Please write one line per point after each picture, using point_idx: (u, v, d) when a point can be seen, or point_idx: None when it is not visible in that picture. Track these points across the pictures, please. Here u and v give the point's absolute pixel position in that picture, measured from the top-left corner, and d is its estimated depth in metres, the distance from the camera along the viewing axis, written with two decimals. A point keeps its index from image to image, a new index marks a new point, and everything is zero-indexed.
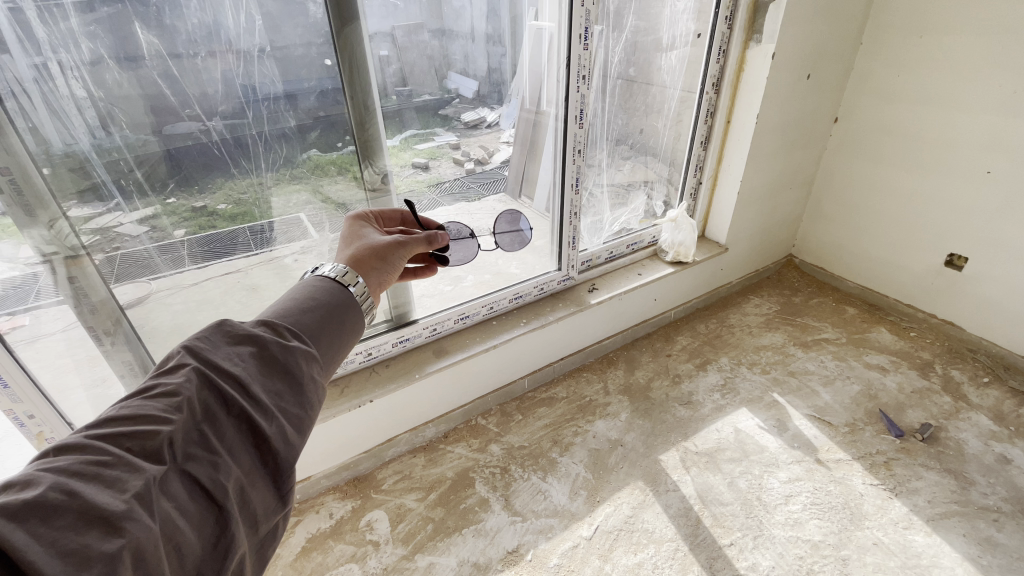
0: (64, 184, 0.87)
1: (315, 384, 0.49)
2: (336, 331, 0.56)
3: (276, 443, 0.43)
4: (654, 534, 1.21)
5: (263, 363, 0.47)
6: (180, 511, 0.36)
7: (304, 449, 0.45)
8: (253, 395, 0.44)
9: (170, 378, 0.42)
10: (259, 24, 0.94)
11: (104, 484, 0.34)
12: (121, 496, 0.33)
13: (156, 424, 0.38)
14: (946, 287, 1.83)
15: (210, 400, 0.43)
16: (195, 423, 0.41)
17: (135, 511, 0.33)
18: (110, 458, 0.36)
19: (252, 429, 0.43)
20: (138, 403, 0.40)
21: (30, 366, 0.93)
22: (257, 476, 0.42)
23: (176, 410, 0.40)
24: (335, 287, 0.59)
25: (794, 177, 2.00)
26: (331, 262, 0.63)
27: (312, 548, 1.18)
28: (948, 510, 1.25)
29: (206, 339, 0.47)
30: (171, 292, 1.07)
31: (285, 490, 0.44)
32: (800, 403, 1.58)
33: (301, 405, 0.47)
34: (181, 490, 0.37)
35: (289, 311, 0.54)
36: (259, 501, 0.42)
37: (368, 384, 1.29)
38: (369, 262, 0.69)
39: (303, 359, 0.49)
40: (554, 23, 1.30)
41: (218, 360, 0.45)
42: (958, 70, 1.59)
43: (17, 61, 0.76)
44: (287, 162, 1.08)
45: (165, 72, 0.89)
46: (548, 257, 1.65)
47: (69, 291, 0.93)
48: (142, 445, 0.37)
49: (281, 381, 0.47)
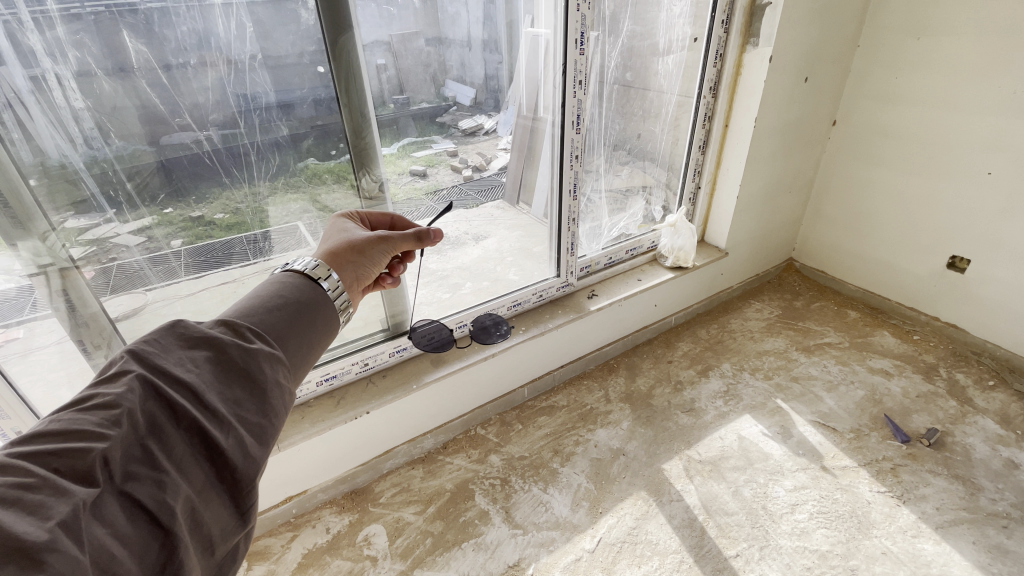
0: (57, 195, 0.85)
1: (280, 389, 0.48)
2: (306, 331, 0.54)
3: (232, 456, 0.42)
4: (658, 545, 1.18)
5: (219, 369, 0.45)
6: (116, 537, 0.34)
7: (265, 461, 0.44)
8: (207, 404, 0.42)
9: (110, 387, 0.40)
10: (251, 30, 0.93)
11: (24, 510, 0.32)
12: (43, 524, 0.31)
13: (90, 441, 0.36)
14: (949, 289, 1.81)
15: (156, 411, 0.40)
16: (137, 437, 0.39)
17: (59, 541, 0.31)
18: (33, 480, 0.33)
19: (205, 441, 0.41)
20: (71, 416, 0.38)
21: (20, 382, 0.92)
22: (210, 493, 0.41)
23: (115, 423, 0.37)
24: (307, 284, 0.58)
25: (794, 178, 1.99)
26: (304, 258, 0.62)
27: (309, 564, 1.15)
28: (957, 517, 1.23)
29: (155, 343, 0.44)
30: (165, 304, 1.05)
31: (245, 507, 0.42)
32: (804, 409, 1.56)
33: (263, 412, 0.45)
34: (119, 513, 0.35)
35: (254, 311, 0.52)
36: (212, 520, 0.40)
37: (365, 395, 1.27)
38: (343, 256, 0.68)
39: (266, 362, 0.47)
40: (550, 29, 1.29)
41: (168, 366, 0.43)
42: (957, 71, 1.59)
43: (12, 72, 0.76)
44: (282, 170, 1.07)
45: (154, 81, 0.87)
46: (547, 265, 1.63)
47: (61, 304, 0.91)
48: (72, 465, 0.35)
49: (241, 388, 0.45)
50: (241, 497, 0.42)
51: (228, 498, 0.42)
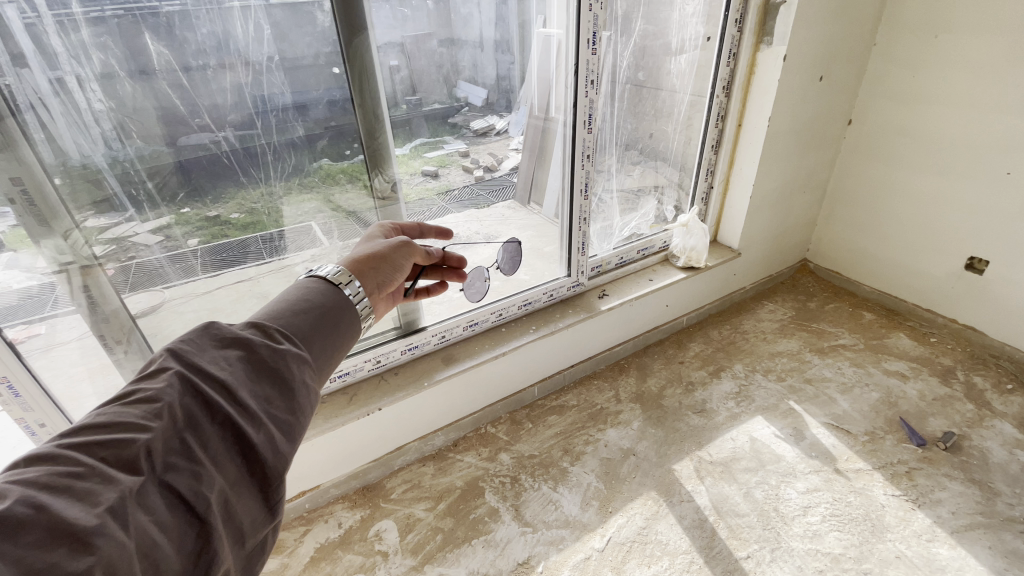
0: (79, 195, 0.88)
1: (306, 389, 0.49)
2: (330, 335, 0.56)
3: (263, 451, 0.43)
4: (668, 546, 1.18)
5: (250, 367, 0.47)
6: (158, 525, 0.36)
7: (293, 457, 0.45)
8: (239, 401, 0.44)
9: (151, 384, 0.42)
10: (268, 32, 0.95)
11: (75, 497, 0.34)
12: (93, 510, 0.33)
13: (134, 433, 0.38)
14: (967, 291, 1.78)
15: (194, 406, 0.42)
16: (176, 430, 0.40)
17: (107, 526, 0.33)
18: (82, 469, 0.35)
19: (238, 436, 0.43)
20: (116, 410, 0.40)
21: (43, 375, 0.95)
22: (242, 486, 0.42)
23: (156, 417, 0.40)
24: (329, 289, 0.59)
25: (808, 179, 1.97)
26: (328, 264, 0.63)
27: (322, 558, 1.17)
28: (974, 522, 1.21)
29: (192, 342, 0.46)
30: (183, 301, 1.07)
31: (273, 501, 0.44)
32: (817, 411, 1.54)
33: (291, 410, 0.47)
34: (159, 502, 0.37)
35: (281, 313, 0.54)
36: (244, 512, 0.42)
37: (377, 392, 1.29)
38: (367, 263, 0.69)
39: (293, 363, 0.49)
40: (562, 30, 1.30)
41: (204, 364, 0.45)
42: (975, 70, 1.56)
43: (35, 75, 0.78)
44: (297, 170, 1.09)
45: (175, 83, 0.89)
46: (558, 264, 1.64)
47: (83, 301, 0.93)
48: (118, 455, 0.37)
49: (270, 387, 0.46)
50: (270, 491, 0.44)
51: (258, 492, 0.43)
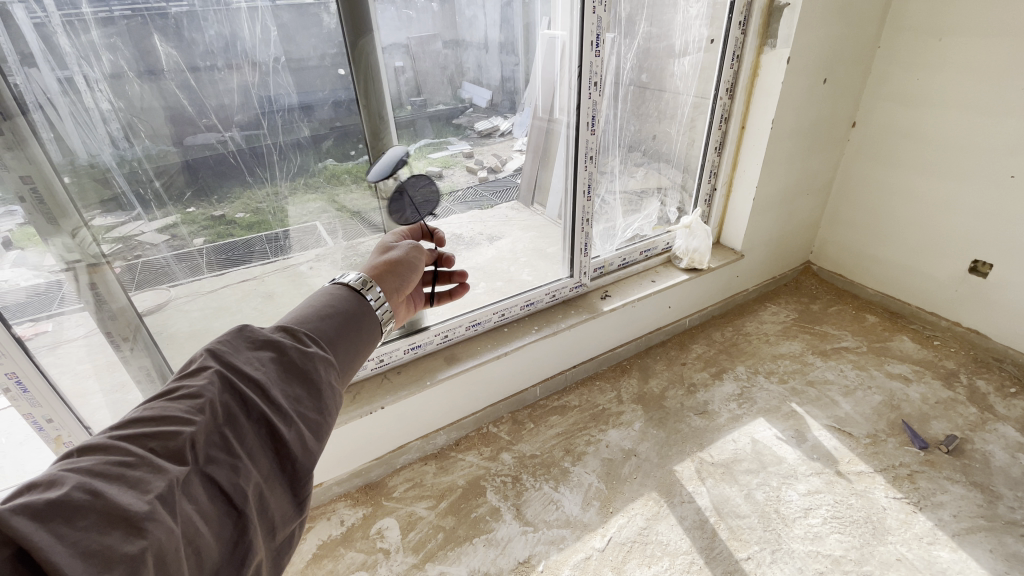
0: (87, 194, 0.89)
1: (333, 390, 0.50)
2: (354, 340, 0.57)
3: (294, 448, 0.44)
4: (669, 546, 1.18)
5: (282, 368, 0.48)
6: (200, 514, 0.38)
7: (321, 455, 0.47)
8: (273, 400, 0.45)
9: (193, 381, 0.43)
10: (275, 33, 0.96)
11: (127, 485, 0.35)
12: (144, 497, 0.34)
13: (179, 425, 0.39)
14: (971, 295, 1.77)
15: (231, 403, 0.44)
16: (216, 425, 0.42)
17: (157, 512, 0.34)
18: (132, 459, 0.37)
19: (271, 434, 0.44)
20: (161, 405, 0.41)
21: (51, 372, 0.95)
22: (275, 481, 0.44)
23: (199, 411, 0.41)
24: (353, 296, 0.60)
25: (813, 181, 1.97)
26: (352, 272, 0.64)
27: (323, 555, 1.18)
28: (975, 525, 1.20)
29: (228, 342, 0.48)
30: (189, 299, 1.09)
31: (303, 497, 0.45)
32: (819, 413, 1.54)
33: (320, 410, 0.48)
34: (202, 492, 0.39)
35: (308, 318, 0.55)
36: (276, 507, 0.43)
37: (380, 391, 1.29)
38: (387, 269, 0.69)
39: (321, 365, 0.50)
40: (566, 32, 1.31)
41: (240, 364, 0.46)
42: (980, 72, 1.56)
43: (43, 75, 0.80)
44: (302, 170, 1.10)
45: (183, 84, 0.91)
46: (560, 265, 1.64)
47: (90, 298, 0.94)
48: (165, 446, 0.38)
49: (301, 387, 0.48)
50: (299, 487, 0.45)
51: (290, 487, 0.45)
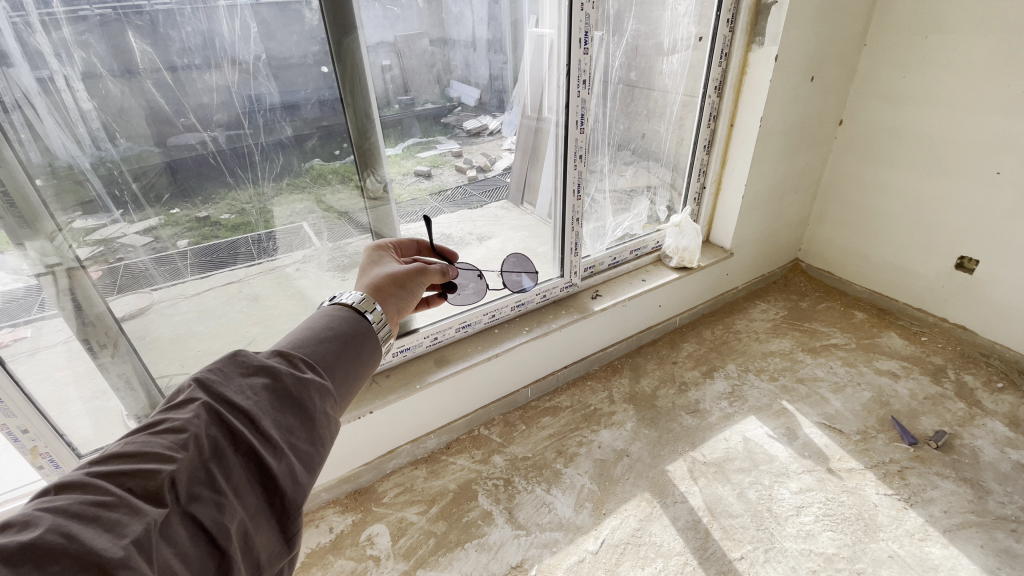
0: (64, 196, 0.86)
1: (327, 419, 0.49)
2: (353, 363, 0.55)
3: (283, 482, 0.43)
4: (662, 547, 1.17)
5: (275, 397, 0.46)
6: (180, 557, 0.35)
7: (311, 489, 0.45)
8: (263, 432, 0.43)
9: (178, 414, 0.41)
10: (255, 31, 0.93)
11: (102, 528, 0.33)
12: (118, 542, 0.33)
13: (160, 462, 0.38)
14: (958, 290, 1.79)
15: (218, 436, 0.42)
16: (201, 460, 0.40)
17: (132, 559, 0.32)
18: (110, 499, 0.35)
19: (260, 467, 0.43)
20: (143, 439, 0.39)
21: (27, 381, 0.92)
22: (261, 517, 0.42)
23: (182, 448, 0.39)
24: (353, 316, 0.58)
25: (801, 178, 1.98)
26: (349, 290, 0.62)
27: (313, 563, 1.16)
28: (965, 520, 1.22)
29: (219, 370, 0.46)
30: (171, 302, 1.05)
31: (291, 533, 0.43)
32: (810, 410, 1.55)
33: (312, 441, 0.47)
34: (183, 534, 0.37)
35: (306, 341, 0.54)
36: (262, 544, 0.41)
37: (368, 395, 1.27)
38: (388, 288, 0.68)
39: (316, 394, 0.48)
40: (554, 29, 1.30)
41: (230, 394, 0.45)
42: (964, 70, 1.58)
43: (22, 74, 0.76)
44: (286, 170, 1.07)
45: (159, 82, 0.88)
46: (551, 265, 1.63)
47: (67, 304, 0.91)
48: (143, 485, 0.36)
49: (293, 417, 0.46)
50: (288, 523, 0.43)
51: (277, 523, 0.43)
